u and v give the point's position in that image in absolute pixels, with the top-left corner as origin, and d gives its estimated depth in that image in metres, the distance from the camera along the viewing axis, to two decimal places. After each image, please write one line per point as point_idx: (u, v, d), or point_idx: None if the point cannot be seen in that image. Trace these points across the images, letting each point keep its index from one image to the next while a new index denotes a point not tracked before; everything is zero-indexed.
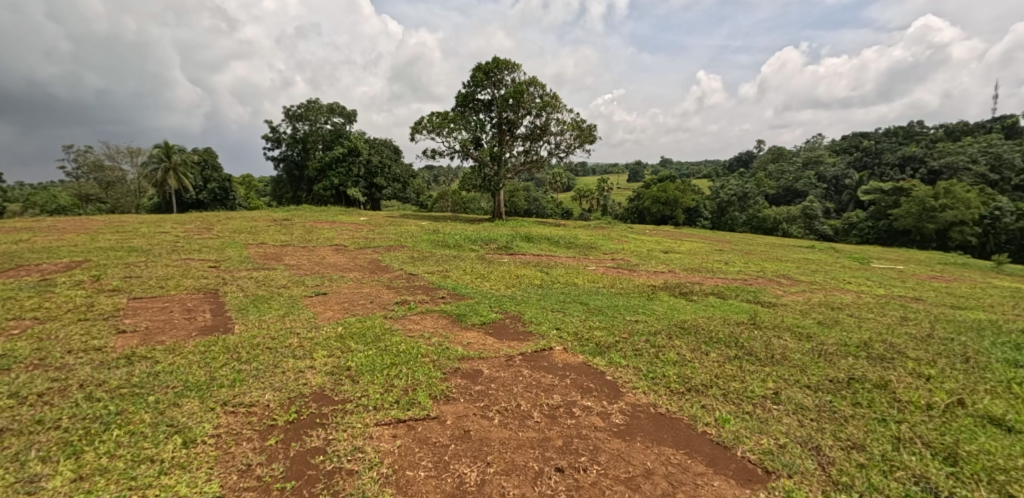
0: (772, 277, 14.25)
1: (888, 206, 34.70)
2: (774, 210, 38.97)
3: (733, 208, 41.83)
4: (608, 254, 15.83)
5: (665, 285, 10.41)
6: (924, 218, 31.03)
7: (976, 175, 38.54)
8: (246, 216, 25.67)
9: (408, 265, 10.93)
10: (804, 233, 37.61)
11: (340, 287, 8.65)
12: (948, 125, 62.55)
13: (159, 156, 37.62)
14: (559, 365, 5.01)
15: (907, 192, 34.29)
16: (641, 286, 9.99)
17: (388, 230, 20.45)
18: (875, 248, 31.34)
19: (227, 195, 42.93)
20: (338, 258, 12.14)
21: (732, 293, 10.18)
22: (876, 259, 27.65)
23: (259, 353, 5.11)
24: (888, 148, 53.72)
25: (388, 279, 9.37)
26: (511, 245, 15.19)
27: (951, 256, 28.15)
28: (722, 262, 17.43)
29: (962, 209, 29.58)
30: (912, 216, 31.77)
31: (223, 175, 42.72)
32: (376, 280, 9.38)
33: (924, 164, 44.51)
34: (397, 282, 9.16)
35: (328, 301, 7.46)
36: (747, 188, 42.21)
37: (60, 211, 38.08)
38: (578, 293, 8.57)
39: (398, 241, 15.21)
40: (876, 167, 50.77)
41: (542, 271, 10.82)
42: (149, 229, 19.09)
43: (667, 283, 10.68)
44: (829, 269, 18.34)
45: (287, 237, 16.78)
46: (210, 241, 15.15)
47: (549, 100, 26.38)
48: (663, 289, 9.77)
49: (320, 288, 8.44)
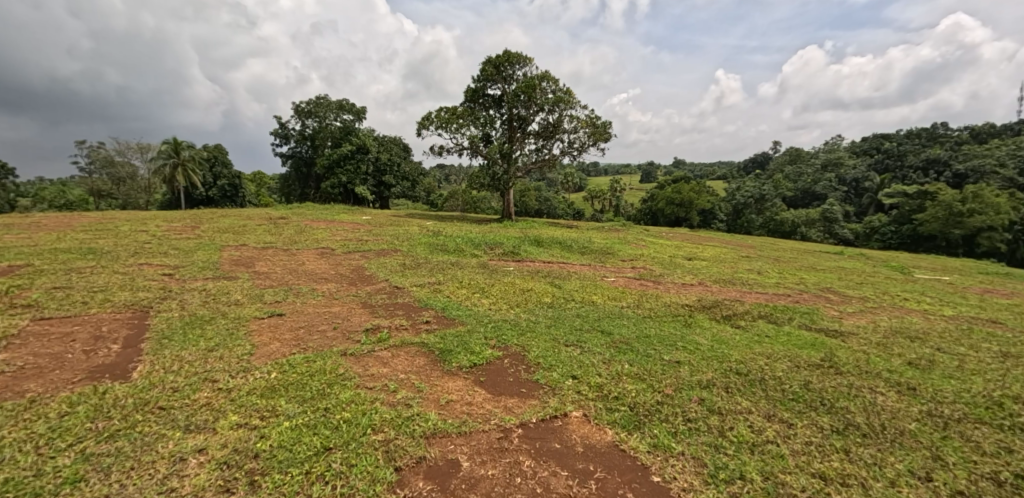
0: (816, 291, 12.49)
1: (912, 210, 32.42)
2: (792, 213, 36.96)
3: (749, 210, 39.90)
4: (628, 262, 14.06)
5: (701, 304, 8.67)
6: (950, 223, 28.79)
7: (1006, 179, 36.07)
8: (241, 214, 24.28)
9: (396, 275, 9.28)
10: (824, 238, 35.54)
11: (306, 304, 7.01)
12: (975, 127, 59.61)
13: (168, 152, 36.75)
14: (576, 448, 3.35)
15: (932, 195, 32.02)
16: (675, 305, 8.26)
17: (389, 230, 18.93)
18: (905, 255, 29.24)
19: (236, 192, 41.82)
20: (319, 265, 10.50)
21: (784, 316, 8.38)
22: (912, 267, 25.57)
23: (138, 421, 3.53)
24: (911, 151, 51.28)
25: (366, 295, 7.74)
26: (518, 250, 13.49)
27: (987, 264, 25.96)
28: (753, 271, 15.68)
29: (991, 214, 27.29)
30: (938, 221, 29.37)
31: (233, 171, 41.63)
32: (352, 294, 7.75)
33: (948, 167, 42.34)
34: (376, 298, 7.53)
35: (279, 328, 5.82)
36: (765, 190, 40.32)
37: (68, 206, 37.32)
38: (599, 317, 6.87)
39: (393, 244, 13.66)
40: (898, 169, 48.61)
41: (553, 284, 9.11)
42: (133, 227, 17.80)
43: (704, 302, 8.91)
44: (871, 280, 16.52)
45: (272, 238, 15.23)
46: (186, 241, 13.66)
47: (562, 96, 24.80)
48: (702, 311, 8.05)
49: (277, 306, 6.80)
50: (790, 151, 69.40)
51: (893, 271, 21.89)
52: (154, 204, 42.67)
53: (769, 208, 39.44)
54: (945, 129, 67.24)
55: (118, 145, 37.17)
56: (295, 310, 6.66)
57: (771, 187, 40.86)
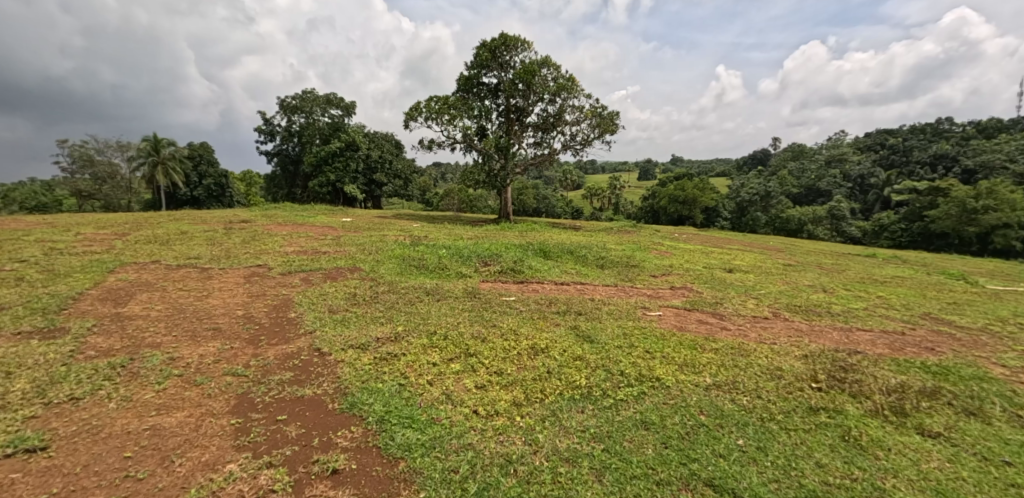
0: (917, 323, 9.17)
1: (922, 207, 28.78)
2: (798, 210, 33.73)
3: (754, 208, 36.42)
4: (662, 281, 10.68)
5: (828, 371, 5.26)
6: (963, 220, 25.47)
7: (1016, 174, 32.58)
8: (200, 217, 21.04)
9: (332, 320, 5.86)
10: (830, 236, 32.15)
11: (116, 413, 3.72)
12: (982, 121, 56.49)
13: (147, 150, 33.19)
14: None
15: (945, 192, 28.43)
16: (796, 382, 4.83)
17: (363, 236, 15.62)
18: (928, 256, 25.81)
19: (223, 192, 38.29)
20: (229, 299, 7.10)
21: (971, 397, 4.99)
22: (956, 271, 22.20)
23: None
24: (918, 145, 48.28)
25: (254, 377, 4.33)
26: (518, 266, 10.04)
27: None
28: (811, 287, 12.41)
29: (1008, 211, 23.85)
30: (950, 218, 26.04)
31: (219, 170, 38.25)
32: (230, 374, 4.37)
33: (957, 162, 39.21)
34: (260, 388, 4.09)
35: None
36: (771, 186, 37.00)
37: (41, 209, 33.69)
38: (692, 433, 3.56)
39: (355, 259, 10.36)
40: (905, 164, 45.57)
41: (581, 334, 5.65)
42: (44, 235, 14.34)
43: (828, 366, 5.51)
44: (949, 297, 13.21)
45: (202, 251, 11.85)
46: (78, 258, 10.29)
47: (564, 83, 21.51)
48: (845, 393, 4.63)
49: (45, 427, 3.52)
50: (794, 146, 66.25)
51: (948, 279, 18.62)
52: (137, 204, 39.74)
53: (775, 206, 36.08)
54: (950, 123, 64.17)
55: (92, 141, 33.57)
56: (75, 435, 3.40)
57: (777, 183, 37.45)
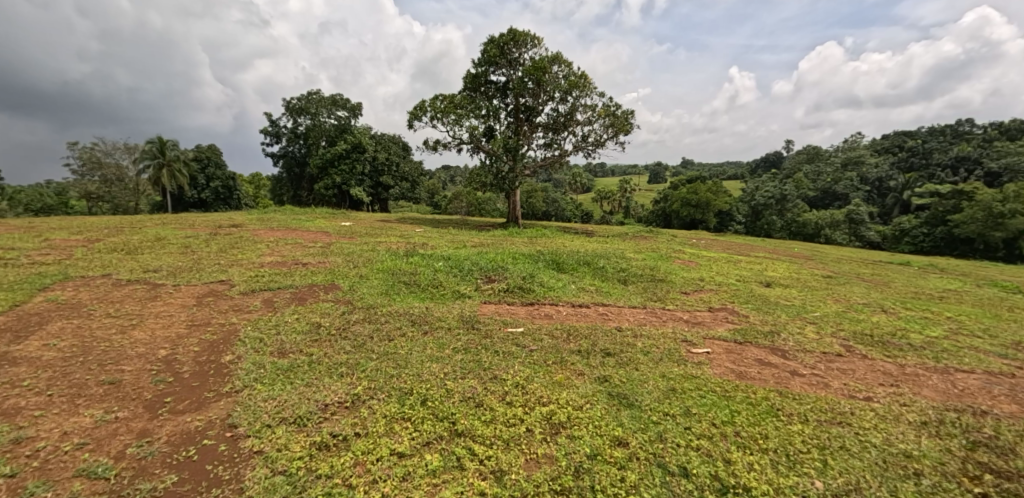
0: (1013, 357, 7.42)
1: (945, 210, 26.58)
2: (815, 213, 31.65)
3: (769, 211, 33.97)
4: (698, 301, 9.05)
5: (983, 464, 3.62)
6: (989, 225, 23.32)
7: None
8: (195, 222, 19.68)
9: (275, 369, 4.28)
10: (849, 241, 30.19)
11: None
12: (1005, 122, 53.98)
13: (153, 152, 32.02)
14: None
15: (969, 195, 26.28)
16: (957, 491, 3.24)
17: (357, 244, 14.15)
18: (959, 264, 23.76)
19: (230, 194, 37.29)
20: (162, 330, 5.57)
21: None
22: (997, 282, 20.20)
23: None
24: (938, 147, 45.96)
25: (111, 487, 2.80)
26: (528, 284, 8.44)
27: None
28: (865, 306, 10.69)
29: None
30: (976, 222, 23.89)
31: (226, 172, 37.18)
32: (75, 481, 2.85)
33: (981, 164, 37.06)
34: None
35: None
36: (787, 188, 34.25)
37: (47, 211, 32.62)
38: None
39: (338, 273, 8.83)
40: (925, 167, 43.34)
41: (618, 396, 4.01)
42: (10, 241, 13.00)
43: (972, 449, 3.86)
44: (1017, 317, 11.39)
45: (169, 262, 10.40)
46: (18, 271, 8.84)
47: (577, 79, 19.95)
48: None
49: None
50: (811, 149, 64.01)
51: (995, 292, 16.71)
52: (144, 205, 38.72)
53: (790, 209, 33.66)
54: (972, 125, 61.59)
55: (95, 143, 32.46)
56: None
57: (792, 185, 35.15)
